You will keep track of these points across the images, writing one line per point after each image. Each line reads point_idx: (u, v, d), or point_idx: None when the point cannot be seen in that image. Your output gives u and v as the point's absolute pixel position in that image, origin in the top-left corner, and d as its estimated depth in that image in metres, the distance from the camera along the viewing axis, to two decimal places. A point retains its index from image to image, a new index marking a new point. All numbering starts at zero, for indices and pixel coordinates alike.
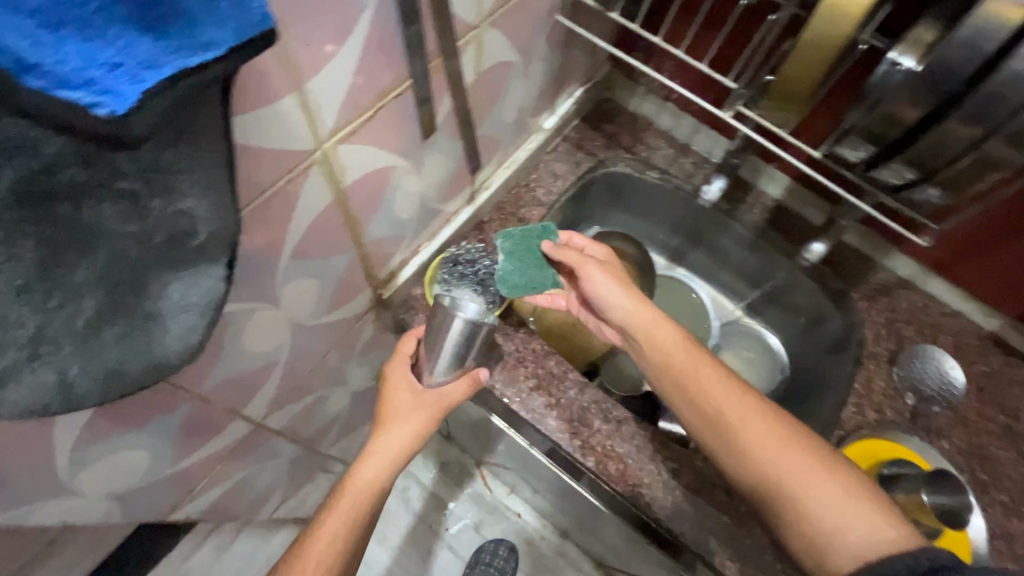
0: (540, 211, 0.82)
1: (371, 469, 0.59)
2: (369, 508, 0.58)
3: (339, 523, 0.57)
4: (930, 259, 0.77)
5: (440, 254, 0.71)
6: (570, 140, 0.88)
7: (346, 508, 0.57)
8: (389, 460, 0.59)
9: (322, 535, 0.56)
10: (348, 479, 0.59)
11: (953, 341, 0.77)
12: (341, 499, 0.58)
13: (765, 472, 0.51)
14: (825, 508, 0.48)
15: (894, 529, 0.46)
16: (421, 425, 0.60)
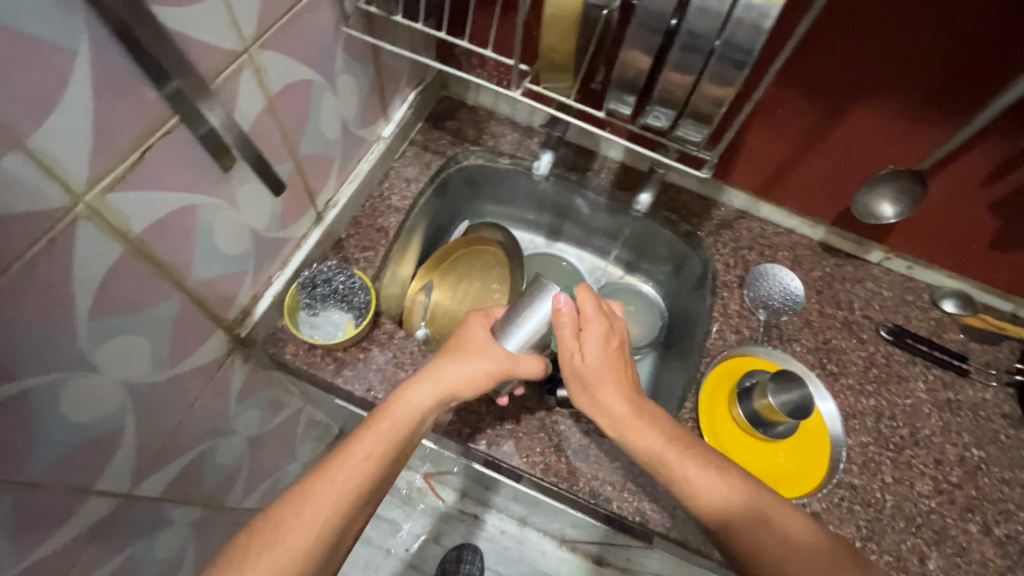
0: (398, 217, 0.83)
1: (416, 397, 0.58)
2: (400, 448, 0.56)
3: (367, 456, 0.53)
4: (753, 187, 0.85)
5: (297, 281, 0.71)
6: (416, 143, 0.90)
7: (379, 440, 0.55)
8: (437, 399, 0.59)
9: (339, 475, 0.52)
10: (392, 405, 0.57)
11: (791, 256, 0.86)
12: (371, 433, 0.55)
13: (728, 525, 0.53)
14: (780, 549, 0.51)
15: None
16: (481, 372, 0.60)
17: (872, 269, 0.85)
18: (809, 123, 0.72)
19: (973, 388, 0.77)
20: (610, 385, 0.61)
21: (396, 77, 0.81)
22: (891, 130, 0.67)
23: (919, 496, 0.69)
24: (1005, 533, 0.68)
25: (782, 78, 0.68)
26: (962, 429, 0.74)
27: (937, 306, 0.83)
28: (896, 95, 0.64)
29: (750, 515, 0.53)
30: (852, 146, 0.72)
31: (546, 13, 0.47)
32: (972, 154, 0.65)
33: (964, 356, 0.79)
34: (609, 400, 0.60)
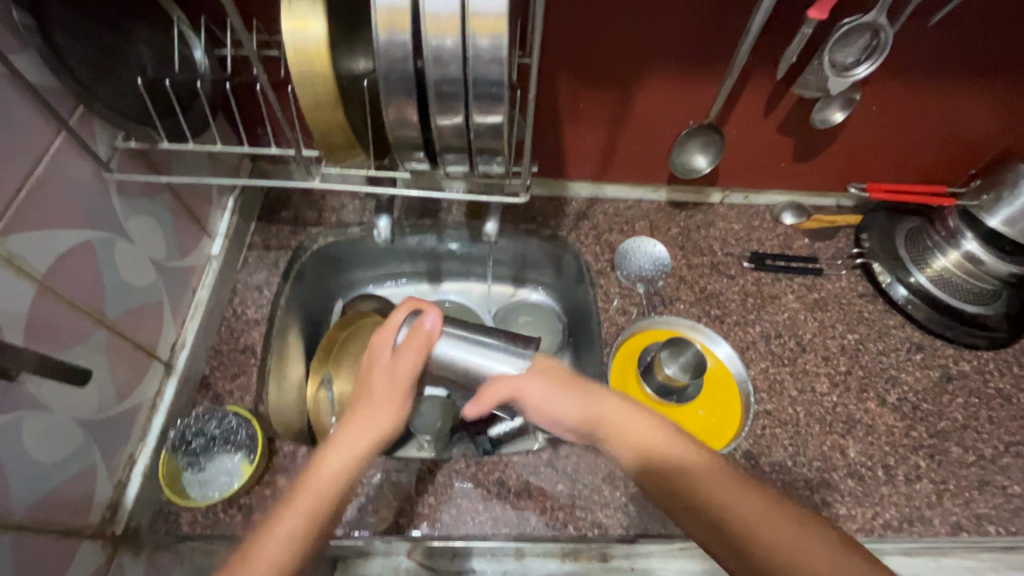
0: (260, 329, 0.78)
1: (332, 458, 0.53)
2: (322, 518, 0.49)
3: (282, 540, 0.47)
4: (591, 175, 0.89)
5: (167, 446, 0.64)
6: (256, 246, 0.85)
7: (295, 515, 0.48)
8: (356, 450, 0.54)
9: (260, 555, 0.45)
10: (306, 474, 0.52)
11: (647, 224, 0.90)
12: (288, 511, 0.49)
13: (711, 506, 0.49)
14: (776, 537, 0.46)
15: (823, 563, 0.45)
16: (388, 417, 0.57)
17: (717, 209, 0.92)
18: (607, 108, 0.76)
19: (830, 282, 0.86)
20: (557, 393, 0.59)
21: (203, 191, 0.76)
22: (675, 94, 0.74)
23: (822, 396, 0.76)
24: (897, 398, 0.76)
25: (566, 79, 0.72)
26: (835, 321, 0.83)
27: (779, 222, 0.91)
28: (664, 65, 0.70)
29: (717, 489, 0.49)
30: (652, 116, 0.77)
31: (303, 104, 0.47)
32: (745, 95, 0.73)
33: (813, 257, 0.88)
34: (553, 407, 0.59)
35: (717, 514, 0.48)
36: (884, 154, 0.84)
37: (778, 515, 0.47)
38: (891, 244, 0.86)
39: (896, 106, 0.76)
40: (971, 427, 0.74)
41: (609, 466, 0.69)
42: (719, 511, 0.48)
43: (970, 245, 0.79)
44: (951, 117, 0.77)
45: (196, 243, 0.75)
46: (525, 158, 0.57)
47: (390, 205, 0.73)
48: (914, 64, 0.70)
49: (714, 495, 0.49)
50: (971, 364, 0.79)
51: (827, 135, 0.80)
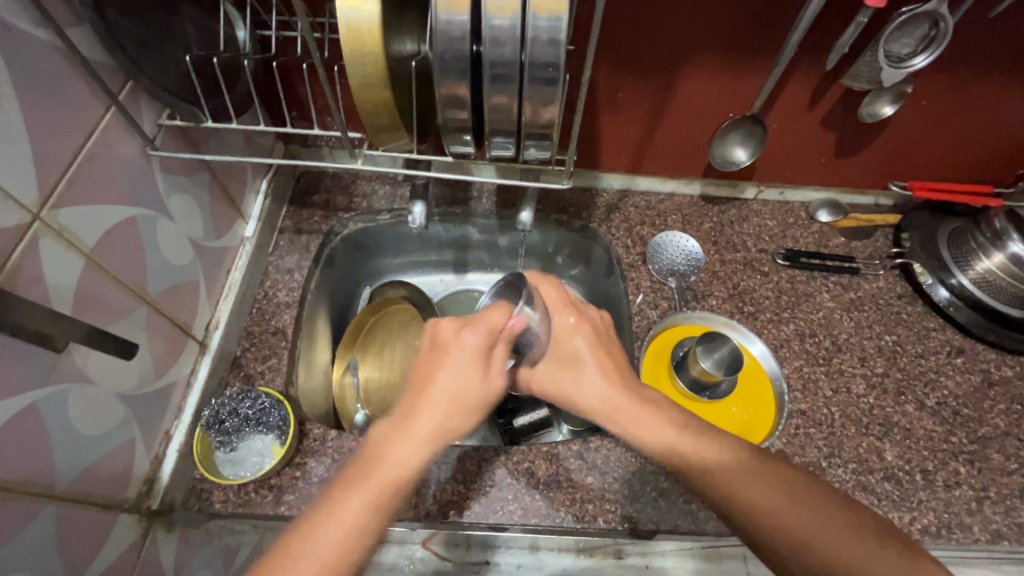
0: (292, 312, 0.78)
1: (398, 446, 0.49)
2: (391, 504, 0.47)
3: (344, 521, 0.45)
4: (624, 167, 0.88)
5: (201, 424, 0.64)
6: (287, 229, 0.85)
7: (360, 497, 0.46)
8: (423, 442, 0.50)
9: (319, 534, 0.44)
10: (372, 452, 0.49)
11: (679, 218, 0.89)
12: (349, 496, 0.46)
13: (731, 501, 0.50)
14: (807, 527, 0.47)
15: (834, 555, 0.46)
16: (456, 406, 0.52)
17: (751, 205, 0.91)
18: (647, 98, 0.75)
19: (867, 282, 0.84)
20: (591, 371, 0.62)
21: (239, 173, 0.76)
22: (717, 85, 0.72)
23: (858, 397, 0.74)
24: (936, 401, 0.74)
25: (608, 66, 0.71)
26: (872, 322, 0.81)
27: (815, 219, 0.89)
28: (708, 53, 0.68)
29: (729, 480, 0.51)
30: (692, 106, 0.76)
31: (352, 83, 0.46)
32: (790, 86, 0.71)
33: (850, 256, 0.86)
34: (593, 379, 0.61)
35: (758, 526, 0.49)
36: (927, 152, 0.82)
37: (805, 506, 0.48)
38: (933, 245, 0.84)
39: (947, 101, 0.73)
40: (1013, 434, 0.72)
41: (639, 460, 0.68)
42: (746, 510, 0.49)
43: (1017, 248, 0.76)
44: (1001, 113, 0.75)
45: (231, 224, 0.75)
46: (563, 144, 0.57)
47: (425, 191, 0.73)
48: (968, 57, 0.67)
49: (737, 496, 0.50)
50: (1014, 370, 0.77)
51: (871, 130, 0.78)
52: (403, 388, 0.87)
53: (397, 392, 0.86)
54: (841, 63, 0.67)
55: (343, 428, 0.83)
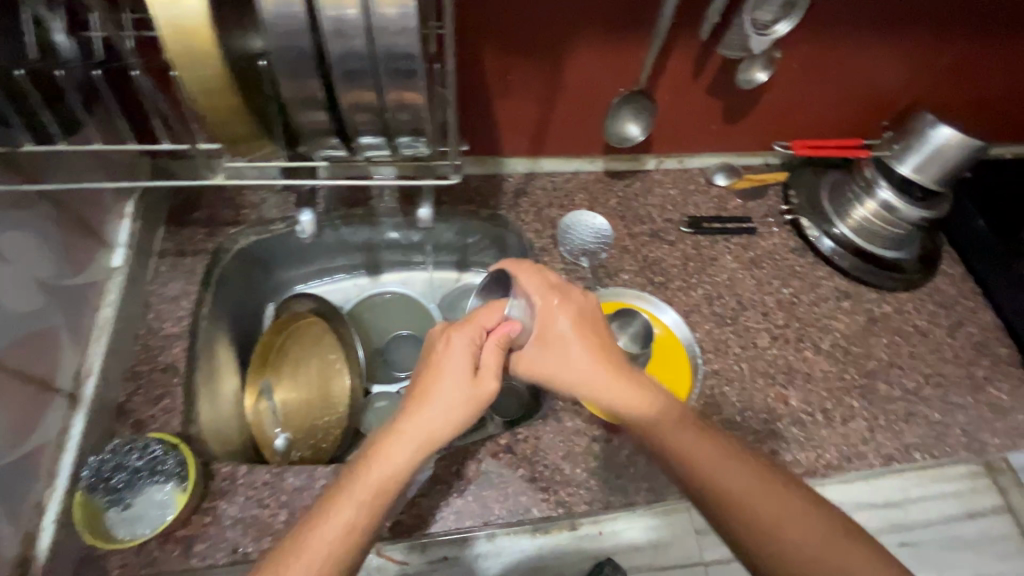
0: (182, 343, 0.71)
1: (398, 451, 0.51)
2: (380, 509, 0.49)
3: (340, 525, 0.48)
4: (527, 149, 0.87)
5: (82, 491, 0.57)
6: (168, 252, 0.77)
7: (360, 496, 0.49)
8: (422, 446, 0.52)
9: (313, 541, 0.47)
10: (371, 453, 0.52)
11: (586, 196, 0.90)
12: (343, 495, 0.49)
13: (717, 447, 0.54)
14: (773, 500, 0.51)
15: (796, 507, 0.51)
16: (455, 420, 0.53)
17: (654, 175, 0.93)
18: (537, 80, 0.74)
19: (764, 239, 0.89)
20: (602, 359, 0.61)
21: (92, 199, 0.69)
22: (602, 62, 0.72)
23: (764, 350, 0.79)
24: (830, 344, 0.80)
25: (492, 50, 0.69)
26: (771, 277, 0.86)
27: (713, 183, 0.93)
28: (590, 30, 0.67)
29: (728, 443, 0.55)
30: (583, 85, 0.75)
31: (188, 91, 0.41)
32: (674, 58, 0.72)
33: (746, 217, 0.90)
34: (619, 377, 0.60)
35: (725, 463, 0.53)
36: (805, 111, 0.87)
37: (795, 496, 0.52)
38: (815, 198, 0.90)
39: (815, 63, 0.78)
40: (895, 364, 0.79)
41: (567, 444, 0.69)
42: (743, 515, 0.50)
43: (884, 193, 0.83)
44: (862, 70, 0.80)
45: (92, 256, 0.68)
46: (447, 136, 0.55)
47: (313, 198, 0.67)
48: (826, 19, 0.71)
49: (727, 450, 0.54)
50: (892, 305, 0.85)
51: (752, 95, 0.81)
52: (323, 406, 0.80)
53: (317, 412, 0.80)
54: (715, 32, 0.69)
55: (269, 459, 0.78)
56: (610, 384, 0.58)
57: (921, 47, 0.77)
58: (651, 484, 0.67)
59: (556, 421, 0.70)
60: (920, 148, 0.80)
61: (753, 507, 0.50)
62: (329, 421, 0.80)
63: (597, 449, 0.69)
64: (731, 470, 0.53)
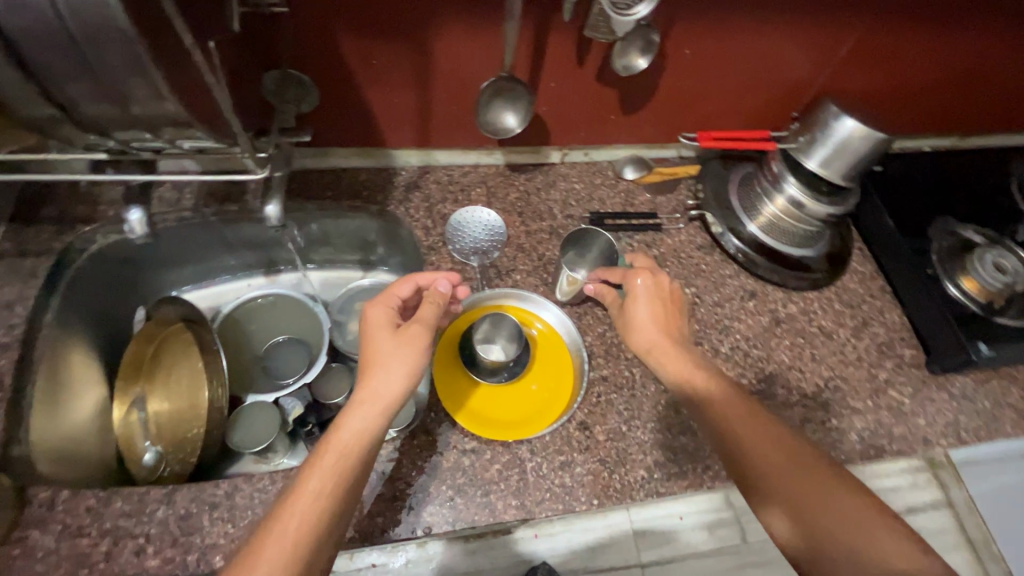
0: (11, 355, 0.64)
1: (358, 419, 0.52)
2: (348, 480, 0.49)
3: (310, 499, 0.47)
4: (414, 141, 0.81)
5: None
6: (6, 254, 0.70)
7: (324, 476, 0.48)
8: (377, 408, 0.53)
9: (284, 524, 0.45)
10: (332, 433, 0.51)
11: (484, 191, 0.84)
12: (313, 472, 0.49)
13: (773, 448, 0.51)
14: (837, 507, 0.47)
15: (857, 509, 0.47)
16: (405, 375, 0.54)
17: (559, 168, 0.88)
18: (405, 66, 0.68)
19: (670, 237, 0.85)
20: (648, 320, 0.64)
21: None
22: (469, 45, 0.66)
23: None
24: (729, 347, 0.76)
25: (346, 31, 0.63)
26: (674, 276, 0.81)
27: (621, 177, 0.88)
28: (450, 12, 0.62)
29: (782, 438, 0.52)
30: (455, 71, 0.70)
31: None
32: (551, 42, 0.67)
33: (653, 213, 0.86)
34: (638, 312, 0.64)
35: (775, 465, 0.50)
36: (708, 100, 0.82)
37: (855, 498, 0.47)
38: (724, 195, 0.86)
39: (708, 49, 0.73)
40: (796, 367, 0.76)
41: (433, 459, 0.64)
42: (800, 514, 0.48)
43: (791, 189, 0.79)
44: (760, 59, 0.76)
45: None
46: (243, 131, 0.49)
47: (147, 194, 0.61)
48: (712, 5, 0.66)
49: (778, 446, 0.52)
50: (798, 305, 0.81)
51: (647, 83, 0.77)
52: (192, 416, 0.74)
53: (186, 423, 0.74)
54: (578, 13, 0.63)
55: (139, 477, 0.73)
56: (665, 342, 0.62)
57: (820, 33, 0.73)
58: (522, 501, 0.63)
59: (425, 435, 0.65)
60: (825, 141, 0.75)
61: (817, 516, 0.47)
62: (196, 434, 0.73)
63: (466, 464, 0.64)
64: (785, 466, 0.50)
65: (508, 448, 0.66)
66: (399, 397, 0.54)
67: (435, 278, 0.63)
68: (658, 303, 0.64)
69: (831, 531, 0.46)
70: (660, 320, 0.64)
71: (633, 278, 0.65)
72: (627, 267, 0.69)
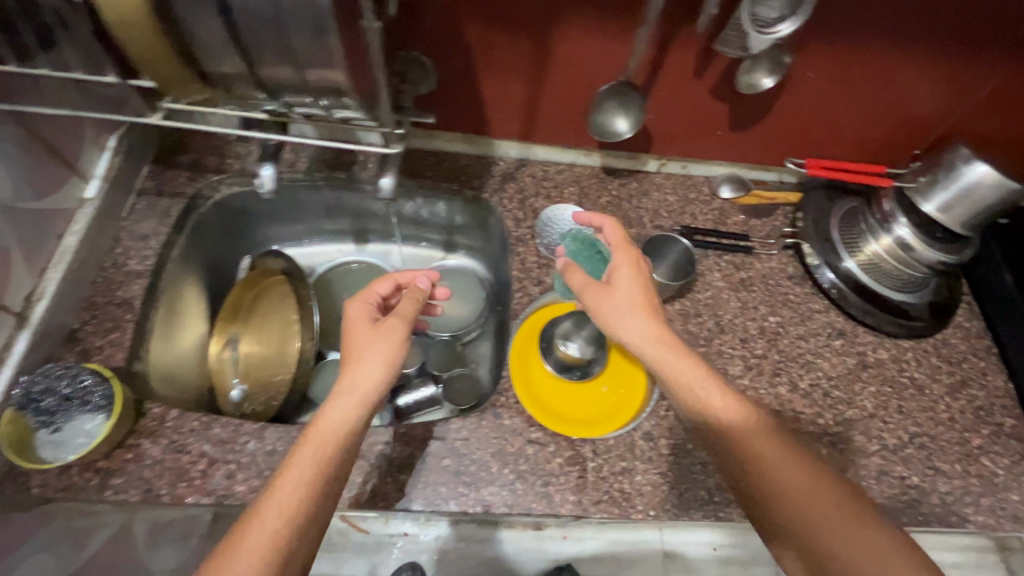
0: (143, 282, 0.72)
1: (341, 407, 0.52)
2: (333, 466, 0.48)
3: (292, 486, 0.46)
4: (519, 134, 0.84)
5: (9, 410, 0.58)
6: (147, 191, 0.78)
7: (307, 465, 0.48)
8: (359, 394, 0.54)
9: (264, 514, 0.44)
10: (313, 424, 0.51)
11: (576, 190, 0.85)
12: (295, 462, 0.48)
13: (770, 469, 0.48)
14: (846, 540, 0.44)
15: (862, 538, 0.43)
16: (388, 363, 0.56)
17: (654, 178, 0.88)
18: (526, 59, 0.70)
19: (760, 261, 0.82)
20: (637, 310, 0.58)
21: (79, 129, 0.71)
22: (595, 48, 0.67)
23: (734, 379, 0.73)
24: (809, 384, 0.74)
25: (476, 21, 0.65)
26: (759, 302, 0.79)
27: (716, 195, 0.87)
28: (582, 10, 0.63)
29: (784, 463, 0.48)
30: (575, 72, 0.71)
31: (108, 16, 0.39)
32: (675, 53, 0.67)
33: (745, 235, 0.84)
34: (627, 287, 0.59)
35: (781, 495, 0.47)
36: (824, 128, 0.79)
37: (856, 523, 0.44)
38: (825, 225, 0.82)
39: (836, 77, 0.71)
40: (879, 416, 0.72)
41: (499, 442, 0.66)
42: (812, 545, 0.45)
43: (901, 230, 0.76)
44: (889, 89, 0.72)
45: (66, 184, 0.69)
46: (383, 106, 0.53)
47: (278, 154, 0.66)
48: (848, 28, 0.64)
49: (775, 468, 0.48)
50: (890, 352, 0.77)
51: (764, 102, 0.75)
52: (278, 363, 0.80)
53: (272, 369, 0.80)
54: (713, 28, 0.63)
55: (225, 410, 0.79)
56: (660, 339, 0.56)
57: (962, 67, 0.68)
58: (579, 498, 0.64)
59: (494, 417, 0.67)
60: (948, 185, 0.70)
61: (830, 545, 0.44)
62: (280, 380, 0.79)
63: (529, 453, 0.66)
64: (787, 495, 0.47)
65: (572, 445, 0.67)
66: (380, 384, 0.55)
67: (412, 277, 0.70)
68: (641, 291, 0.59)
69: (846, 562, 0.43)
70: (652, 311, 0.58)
71: (621, 260, 0.61)
72: (619, 236, 0.63)
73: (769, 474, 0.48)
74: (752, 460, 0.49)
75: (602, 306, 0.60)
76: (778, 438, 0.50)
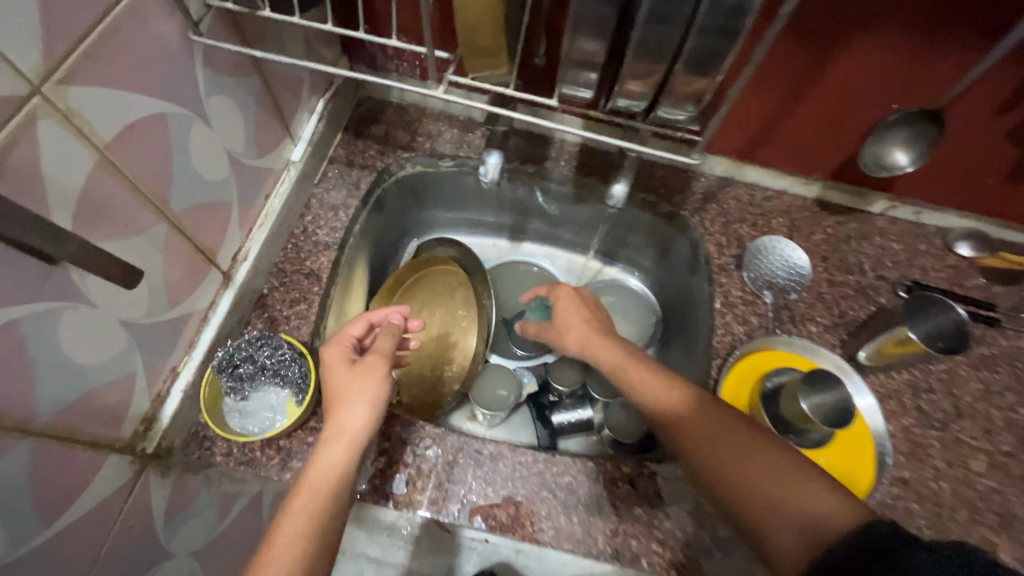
0: (330, 254, 0.69)
1: (327, 459, 0.48)
2: (327, 513, 0.46)
3: (291, 540, 0.43)
4: (738, 150, 0.75)
5: (211, 368, 0.57)
6: (339, 160, 0.75)
7: (301, 517, 0.44)
8: (347, 441, 0.49)
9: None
10: (303, 478, 0.47)
11: (787, 222, 0.75)
12: (289, 517, 0.45)
13: (704, 448, 0.51)
14: (782, 484, 0.47)
15: (798, 476, 0.47)
16: (372, 408, 0.51)
17: (877, 221, 0.76)
18: (797, 68, 0.62)
19: (1007, 339, 0.69)
20: (584, 331, 0.64)
21: (294, 86, 0.68)
22: (891, 63, 0.58)
23: (976, 477, 0.61)
24: None
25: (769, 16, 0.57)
26: (1005, 388, 0.66)
27: (952, 251, 0.74)
28: (898, 20, 0.54)
29: (715, 431, 0.51)
30: (850, 87, 0.62)
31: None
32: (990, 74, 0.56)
33: (992, 303, 0.71)
34: (564, 309, 0.67)
35: (719, 470, 0.50)
36: None
37: (782, 461, 0.48)
38: None
39: None
40: None
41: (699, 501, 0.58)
42: (760, 505, 0.47)
43: None
44: None
45: (277, 143, 0.67)
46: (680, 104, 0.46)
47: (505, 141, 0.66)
48: None
49: (712, 444, 0.51)
50: None
51: None
52: (440, 360, 0.75)
53: (432, 365, 0.75)
54: None
55: None
56: (607, 354, 0.61)
57: None
58: None
59: None
60: None
61: (770, 497, 0.47)
62: (438, 376, 0.75)
63: None
64: (725, 468, 0.50)
65: None
66: (366, 430, 0.51)
67: (385, 314, 0.61)
68: (582, 321, 0.65)
69: (797, 507, 0.45)
70: (586, 327, 0.64)
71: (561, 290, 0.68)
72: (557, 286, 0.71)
73: (702, 452, 0.51)
74: (686, 446, 0.52)
75: (555, 334, 0.67)
76: (707, 409, 0.53)
